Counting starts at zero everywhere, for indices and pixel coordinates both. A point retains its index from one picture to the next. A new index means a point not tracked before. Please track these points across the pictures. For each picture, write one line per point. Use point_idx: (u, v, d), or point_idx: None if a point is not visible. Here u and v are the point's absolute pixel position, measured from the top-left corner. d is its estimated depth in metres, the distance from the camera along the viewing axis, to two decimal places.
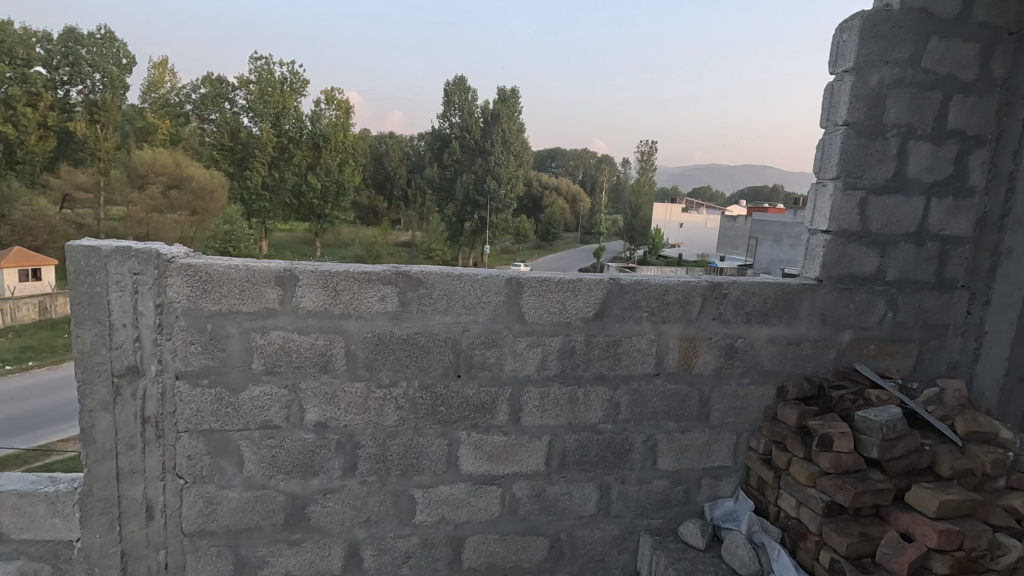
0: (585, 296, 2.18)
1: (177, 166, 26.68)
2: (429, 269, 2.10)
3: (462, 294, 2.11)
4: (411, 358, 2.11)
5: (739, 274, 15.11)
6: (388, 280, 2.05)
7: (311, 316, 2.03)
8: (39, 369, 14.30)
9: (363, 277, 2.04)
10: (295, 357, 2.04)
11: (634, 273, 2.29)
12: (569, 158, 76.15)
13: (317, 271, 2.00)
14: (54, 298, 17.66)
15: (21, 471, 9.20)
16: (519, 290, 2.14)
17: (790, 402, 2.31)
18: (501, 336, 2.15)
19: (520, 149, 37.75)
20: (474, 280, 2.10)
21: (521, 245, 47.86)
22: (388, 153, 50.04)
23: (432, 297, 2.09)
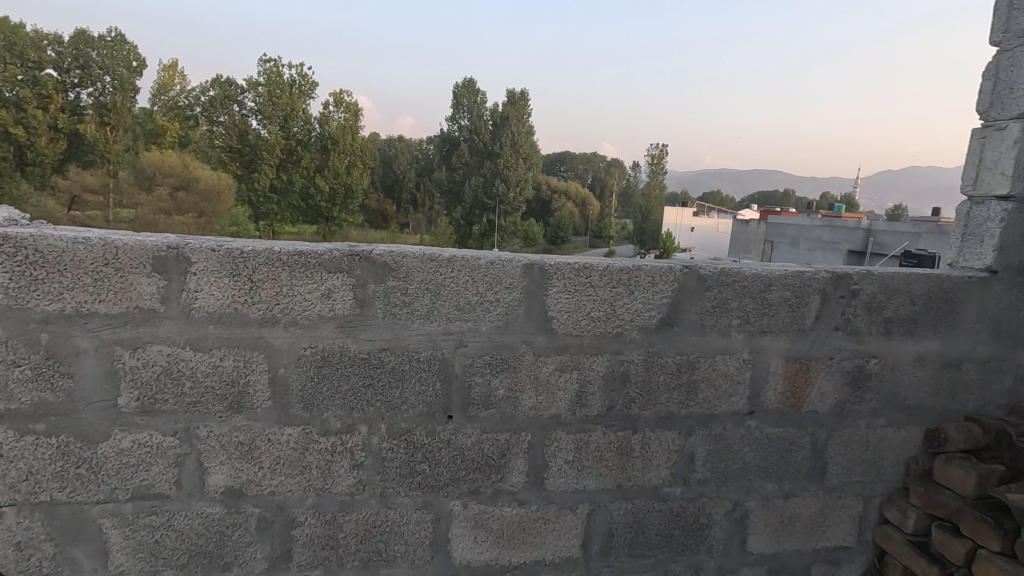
0: (647, 292, 1.41)
1: (185, 167, 26.55)
2: (403, 249, 1.33)
3: (458, 294, 1.34)
4: (375, 391, 1.34)
5: None
6: (335, 263, 1.28)
7: (214, 323, 1.27)
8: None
9: (298, 259, 1.27)
10: (189, 387, 1.28)
11: (717, 259, 1.51)
12: (578, 162, 75.66)
13: (219, 249, 1.24)
14: None
15: None
16: (546, 282, 1.37)
17: (956, 456, 1.52)
18: (516, 354, 1.38)
19: (529, 150, 37.14)
20: (482, 263, 1.34)
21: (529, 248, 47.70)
22: (397, 156, 49.69)
23: (410, 291, 1.32)
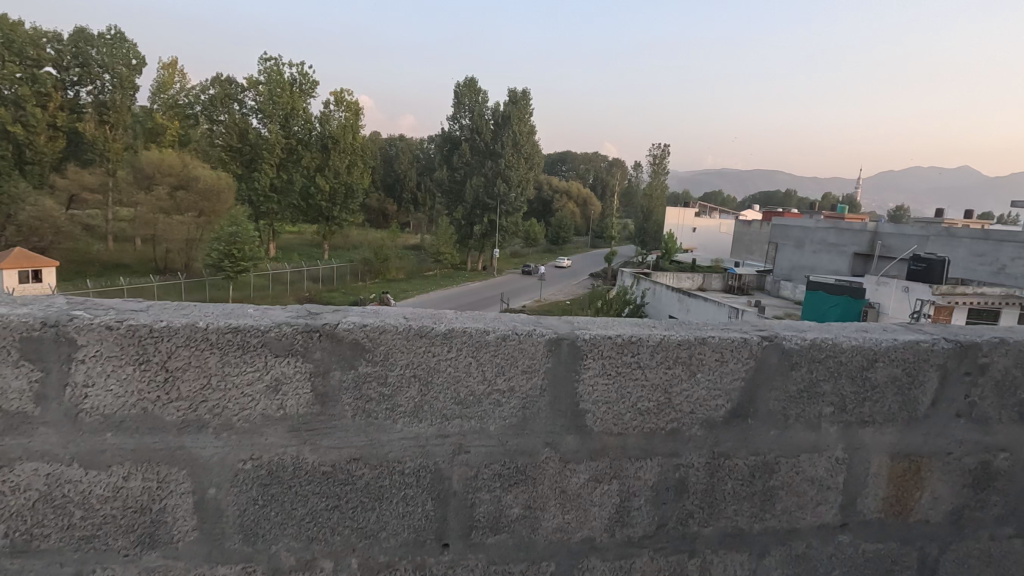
0: (726, 374, 1.04)
1: (183, 165, 26.33)
2: (384, 321, 0.96)
3: (450, 382, 0.97)
4: (344, 515, 0.97)
5: None
6: (286, 344, 0.91)
7: (115, 431, 0.90)
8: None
9: (235, 339, 0.90)
10: (84, 520, 0.91)
11: (804, 323, 1.14)
12: (580, 162, 75.49)
13: (118, 326, 0.87)
14: None
15: None
16: (578, 359, 1.00)
17: None
18: (536, 461, 1.02)
19: (531, 150, 36.67)
20: (491, 339, 0.97)
21: (530, 247, 47.41)
22: (399, 155, 49.41)
23: (396, 383, 0.95)
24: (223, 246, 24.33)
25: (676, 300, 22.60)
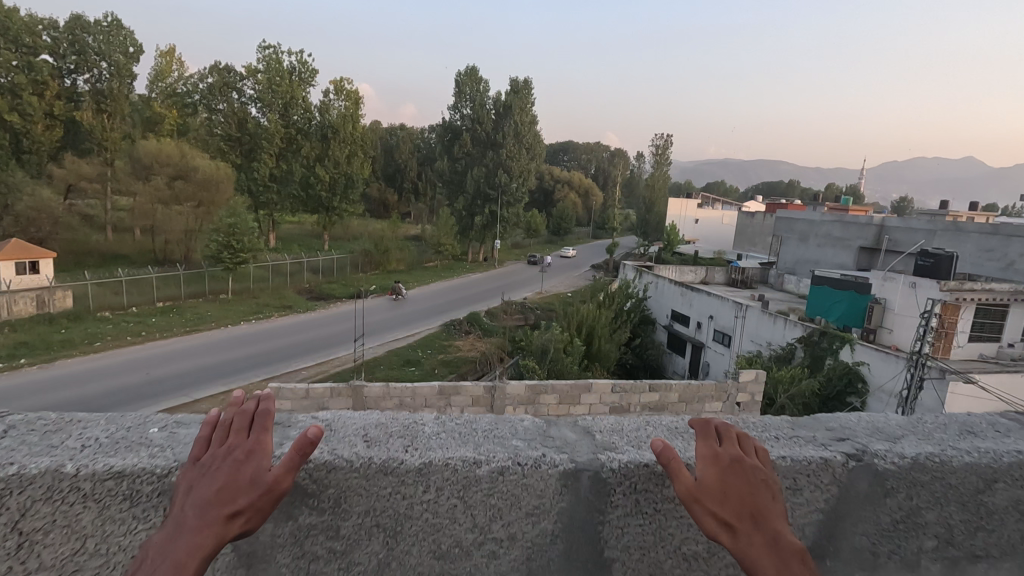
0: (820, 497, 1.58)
1: (182, 156, 26.09)
2: (438, 468, 1.47)
3: (438, 523, 1.49)
4: None
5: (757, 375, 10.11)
6: (367, 487, 1.44)
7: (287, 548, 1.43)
8: (30, 367, 15.38)
9: (342, 487, 1.43)
10: None
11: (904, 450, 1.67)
12: (583, 151, 74.96)
13: None
14: (53, 292, 19.17)
15: None
16: (605, 493, 1.51)
17: None
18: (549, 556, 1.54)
19: (533, 141, 36.32)
20: (486, 475, 1.48)
21: (532, 238, 47.12)
22: (399, 145, 49.06)
23: (355, 517, 1.45)
24: (222, 238, 24.05)
25: (679, 293, 22.45)
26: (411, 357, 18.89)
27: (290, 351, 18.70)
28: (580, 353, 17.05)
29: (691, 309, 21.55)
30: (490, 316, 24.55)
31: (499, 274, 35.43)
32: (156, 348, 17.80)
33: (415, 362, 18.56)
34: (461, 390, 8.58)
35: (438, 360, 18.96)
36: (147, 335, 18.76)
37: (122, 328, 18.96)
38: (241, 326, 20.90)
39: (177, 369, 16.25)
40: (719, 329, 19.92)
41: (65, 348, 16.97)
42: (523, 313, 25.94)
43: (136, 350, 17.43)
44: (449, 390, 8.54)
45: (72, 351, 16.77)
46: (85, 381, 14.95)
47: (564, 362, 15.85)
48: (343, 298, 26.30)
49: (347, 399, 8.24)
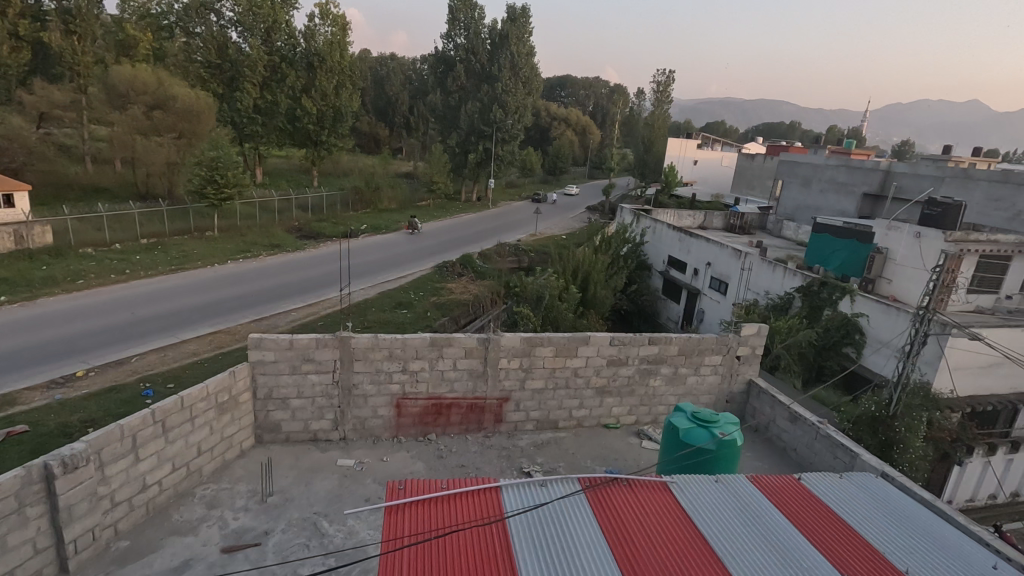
0: None
1: (159, 83, 24.33)
2: None
3: None
4: None
5: (760, 334, 9.25)
6: None
7: None
8: (11, 305, 14.83)
9: None
10: None
11: None
12: (580, 87, 72.28)
13: None
14: (31, 227, 18.30)
15: (57, 421, 10.19)
16: None
17: None
18: None
19: (530, 74, 34.43)
20: None
21: (527, 177, 45.79)
22: (390, 76, 46.81)
23: None
24: (205, 172, 22.67)
25: (678, 239, 21.79)
26: (404, 299, 18.31)
27: (279, 291, 18.18)
28: (576, 299, 16.61)
29: (689, 255, 20.97)
30: (483, 258, 23.93)
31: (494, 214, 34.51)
32: (141, 287, 17.18)
33: (408, 304, 18.00)
34: (453, 341, 8.06)
35: (431, 303, 18.40)
36: (132, 273, 18.09)
37: (105, 265, 18.23)
38: (227, 265, 20.20)
39: (163, 310, 15.69)
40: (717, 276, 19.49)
41: (46, 285, 16.29)
42: (517, 255, 25.31)
43: (120, 288, 16.82)
44: (440, 341, 8.02)
45: (54, 289, 16.13)
46: (66, 320, 14.36)
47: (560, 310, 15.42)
48: (334, 237, 25.48)
49: (331, 351, 7.67)
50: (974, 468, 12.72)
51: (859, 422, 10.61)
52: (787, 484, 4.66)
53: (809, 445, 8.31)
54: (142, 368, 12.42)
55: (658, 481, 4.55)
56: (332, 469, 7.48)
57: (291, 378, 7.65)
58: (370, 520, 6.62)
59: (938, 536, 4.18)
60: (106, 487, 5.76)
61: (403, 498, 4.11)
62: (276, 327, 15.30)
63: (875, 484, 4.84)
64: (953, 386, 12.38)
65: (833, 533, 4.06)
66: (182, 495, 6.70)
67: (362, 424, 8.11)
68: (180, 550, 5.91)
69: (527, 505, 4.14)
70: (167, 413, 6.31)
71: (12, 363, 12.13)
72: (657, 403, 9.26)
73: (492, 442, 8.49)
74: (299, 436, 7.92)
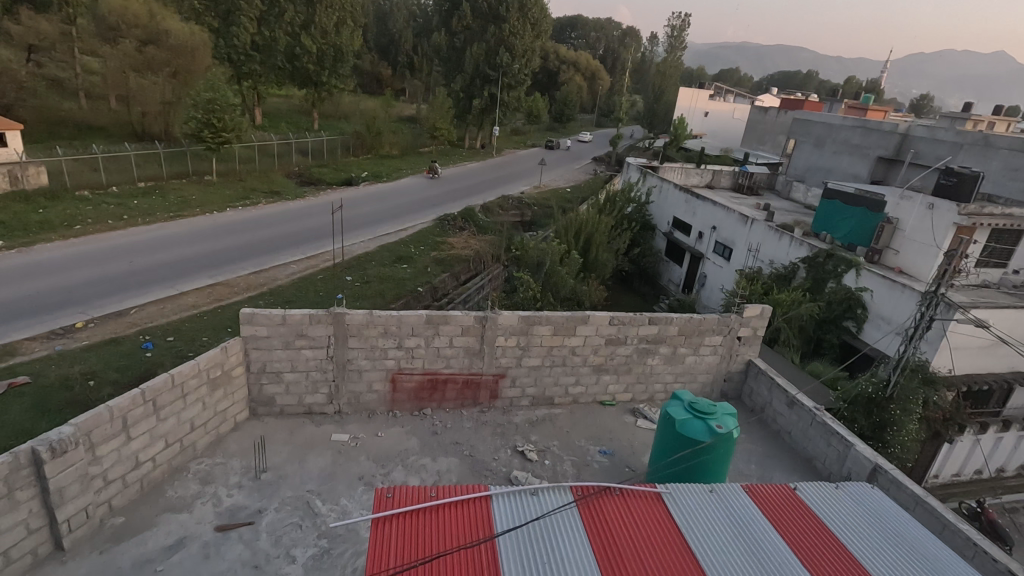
0: None
1: (152, 16, 23.12)
2: None
3: None
4: None
5: (763, 313, 9.03)
6: None
7: None
8: (8, 251, 14.61)
9: None
10: None
11: None
12: (592, 28, 69.30)
13: None
14: (25, 167, 17.73)
15: (56, 373, 10.22)
16: None
17: None
18: None
19: (539, 15, 32.95)
20: None
21: (533, 125, 44.38)
22: (393, 12, 44.77)
23: None
24: (202, 114, 21.75)
25: (683, 200, 21.22)
26: (404, 254, 17.95)
27: (278, 242, 17.84)
28: (577, 264, 16.36)
29: (694, 218, 20.48)
30: (485, 211, 23.39)
31: (498, 164, 33.56)
32: (139, 234, 16.85)
33: (408, 259, 17.66)
34: (450, 319, 7.89)
35: (431, 258, 18.00)
36: (129, 219, 17.75)
37: (102, 210, 17.85)
38: (226, 213, 19.78)
39: (162, 260, 15.46)
40: (722, 241, 19.09)
41: (42, 230, 15.99)
42: (520, 209, 24.77)
43: (117, 235, 16.50)
44: (437, 319, 7.86)
45: (50, 235, 15.84)
46: (64, 269, 14.14)
47: (560, 275, 15.18)
48: (334, 185, 24.87)
49: (325, 328, 7.54)
50: (964, 446, 12.81)
51: (854, 404, 10.49)
52: (782, 497, 4.60)
53: (804, 430, 8.27)
54: (141, 321, 12.31)
55: (651, 492, 4.48)
56: (326, 444, 7.50)
57: (285, 353, 7.55)
58: (361, 500, 6.68)
59: (931, 558, 4.15)
60: (98, 467, 5.78)
61: (390, 508, 4.05)
62: (276, 280, 15.07)
63: (869, 496, 4.80)
64: (951, 365, 12.31)
65: (823, 554, 4.02)
66: (177, 470, 6.75)
67: (357, 398, 8.08)
68: (175, 528, 6.01)
69: (517, 519, 4.06)
70: (158, 392, 6.26)
71: (11, 312, 12.02)
72: (654, 381, 9.18)
73: (486, 417, 8.47)
74: (293, 409, 7.91)
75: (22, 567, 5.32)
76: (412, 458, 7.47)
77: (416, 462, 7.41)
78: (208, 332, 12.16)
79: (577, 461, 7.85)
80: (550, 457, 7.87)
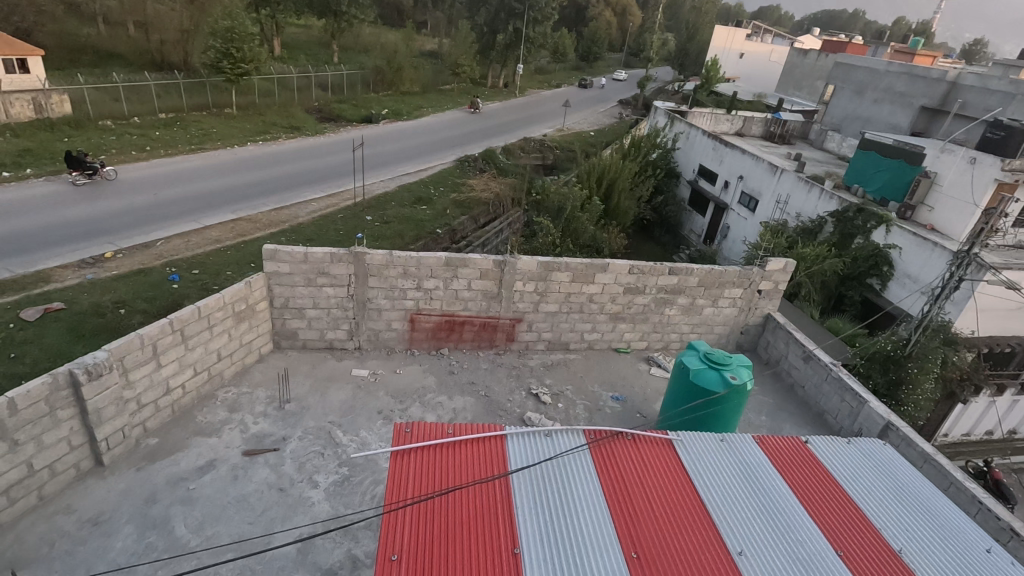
0: None
1: None
2: None
3: None
4: None
5: (787, 266, 8.87)
6: None
7: None
8: (36, 179, 14.83)
9: None
10: None
11: None
12: None
13: None
14: (49, 95, 17.76)
15: (87, 300, 10.58)
16: None
17: None
18: None
19: None
20: None
21: (558, 63, 42.67)
22: None
23: None
24: (220, 43, 21.32)
25: (711, 147, 20.52)
26: (423, 194, 17.81)
27: (298, 178, 17.78)
28: (598, 210, 16.11)
29: (721, 166, 19.85)
30: (506, 153, 22.95)
31: (521, 104, 32.56)
32: (163, 166, 16.93)
33: (427, 200, 17.55)
34: (468, 263, 7.90)
35: (450, 200, 17.88)
36: (152, 150, 17.80)
37: (125, 141, 17.90)
38: (246, 147, 19.68)
39: (185, 192, 15.58)
40: (748, 192, 18.57)
41: (68, 159, 16.15)
42: (542, 151, 24.25)
43: (139, 167, 16.57)
44: (455, 262, 7.87)
45: None
46: (90, 199, 14.36)
47: (580, 221, 15.00)
48: (354, 121, 24.46)
49: (346, 267, 7.62)
50: (978, 407, 12.77)
51: (871, 360, 10.54)
52: (793, 450, 4.66)
53: (818, 385, 8.30)
54: (167, 253, 12.55)
55: (663, 438, 4.57)
56: (347, 379, 7.75)
57: (306, 290, 7.68)
58: (380, 432, 6.95)
59: (934, 512, 4.24)
60: (132, 391, 6.07)
61: (409, 443, 4.21)
62: (297, 217, 15.13)
63: (880, 452, 4.84)
64: (975, 327, 12.11)
65: (830, 507, 4.11)
66: (206, 397, 7.06)
67: (377, 336, 8.25)
68: (205, 451, 6.35)
69: (531, 459, 4.20)
70: (186, 323, 6.45)
71: (43, 239, 12.34)
72: (670, 331, 9.20)
73: (502, 359, 8.63)
74: (315, 343, 8.13)
75: (67, 479, 5.71)
76: (430, 396, 7.69)
77: (434, 399, 7.64)
78: (232, 267, 12.37)
79: (588, 406, 8.03)
80: (563, 401, 8.04)
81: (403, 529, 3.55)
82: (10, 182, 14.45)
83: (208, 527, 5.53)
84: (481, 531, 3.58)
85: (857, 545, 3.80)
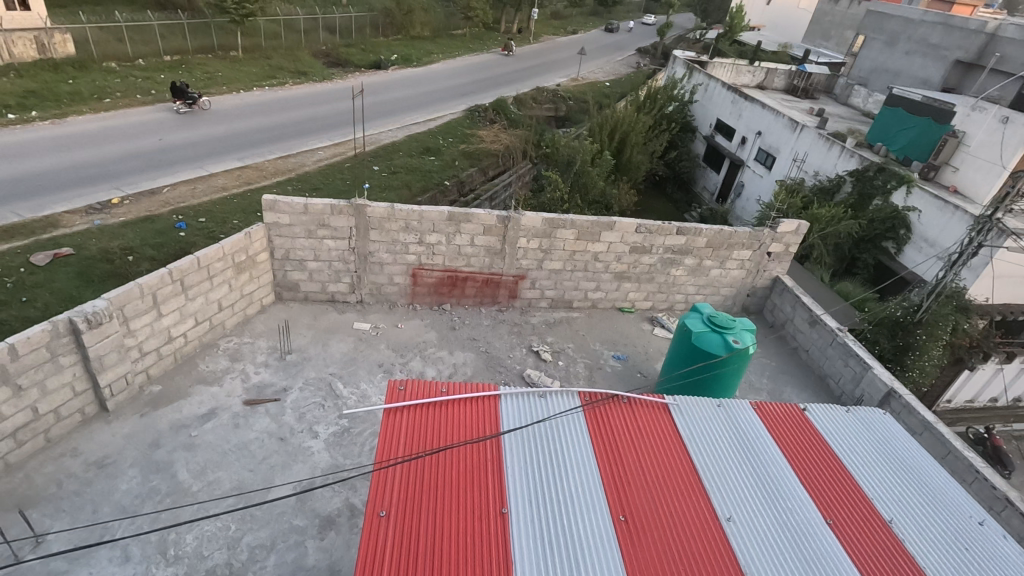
0: None
1: None
2: None
3: None
4: None
5: (799, 227, 8.61)
6: None
7: None
8: (41, 122, 14.60)
9: None
10: None
11: None
12: None
13: None
14: (51, 34, 17.25)
15: (95, 246, 10.54)
16: None
17: None
18: None
19: None
20: None
21: (575, 8, 40.85)
22: None
23: None
24: None
25: (730, 100, 19.73)
26: (431, 144, 17.41)
27: (305, 125, 17.39)
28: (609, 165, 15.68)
29: (739, 121, 19.14)
30: (518, 103, 22.28)
31: (535, 50, 31.37)
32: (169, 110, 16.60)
33: (435, 150, 17.16)
34: (472, 217, 7.74)
35: (459, 150, 17.46)
36: (157, 94, 17.40)
37: (130, 84, 17.51)
38: (252, 91, 19.22)
39: (191, 138, 15.30)
40: (766, 148, 17.96)
41: (74, 102, 15.86)
42: (555, 102, 23.50)
43: (144, 111, 16.24)
44: (458, 217, 7.71)
45: (81, 107, 15.74)
46: (95, 143, 14.14)
47: (590, 176, 14.59)
48: (362, 67, 23.69)
49: (347, 219, 7.49)
50: (985, 374, 12.66)
51: (879, 326, 10.39)
52: (790, 417, 4.61)
53: (822, 349, 8.19)
54: (173, 200, 12.45)
55: (659, 402, 4.52)
56: (348, 331, 7.77)
57: (307, 242, 7.60)
58: (379, 385, 7.00)
59: (927, 482, 4.21)
60: (133, 339, 6.11)
61: (402, 400, 4.19)
62: (303, 166, 14.90)
63: (879, 421, 4.77)
64: (989, 295, 11.84)
65: (823, 478, 4.07)
66: (208, 346, 7.12)
67: (379, 289, 8.21)
68: (207, 399, 6.44)
69: (525, 420, 4.18)
70: (186, 273, 6.42)
71: (50, 184, 12.25)
72: (675, 292, 9.08)
73: (505, 316, 8.59)
74: (317, 296, 8.12)
75: (73, 423, 5.84)
76: (430, 350, 7.71)
77: (434, 354, 7.66)
78: (238, 215, 12.27)
79: (589, 364, 8.02)
80: (564, 358, 8.04)
81: (393, 486, 3.58)
82: (14, 124, 14.23)
83: (210, 473, 5.66)
84: (471, 490, 3.60)
85: (846, 514, 3.80)
